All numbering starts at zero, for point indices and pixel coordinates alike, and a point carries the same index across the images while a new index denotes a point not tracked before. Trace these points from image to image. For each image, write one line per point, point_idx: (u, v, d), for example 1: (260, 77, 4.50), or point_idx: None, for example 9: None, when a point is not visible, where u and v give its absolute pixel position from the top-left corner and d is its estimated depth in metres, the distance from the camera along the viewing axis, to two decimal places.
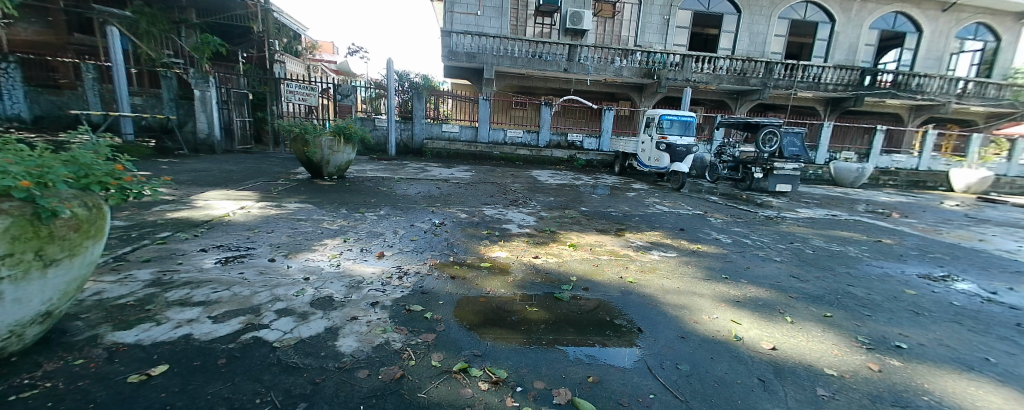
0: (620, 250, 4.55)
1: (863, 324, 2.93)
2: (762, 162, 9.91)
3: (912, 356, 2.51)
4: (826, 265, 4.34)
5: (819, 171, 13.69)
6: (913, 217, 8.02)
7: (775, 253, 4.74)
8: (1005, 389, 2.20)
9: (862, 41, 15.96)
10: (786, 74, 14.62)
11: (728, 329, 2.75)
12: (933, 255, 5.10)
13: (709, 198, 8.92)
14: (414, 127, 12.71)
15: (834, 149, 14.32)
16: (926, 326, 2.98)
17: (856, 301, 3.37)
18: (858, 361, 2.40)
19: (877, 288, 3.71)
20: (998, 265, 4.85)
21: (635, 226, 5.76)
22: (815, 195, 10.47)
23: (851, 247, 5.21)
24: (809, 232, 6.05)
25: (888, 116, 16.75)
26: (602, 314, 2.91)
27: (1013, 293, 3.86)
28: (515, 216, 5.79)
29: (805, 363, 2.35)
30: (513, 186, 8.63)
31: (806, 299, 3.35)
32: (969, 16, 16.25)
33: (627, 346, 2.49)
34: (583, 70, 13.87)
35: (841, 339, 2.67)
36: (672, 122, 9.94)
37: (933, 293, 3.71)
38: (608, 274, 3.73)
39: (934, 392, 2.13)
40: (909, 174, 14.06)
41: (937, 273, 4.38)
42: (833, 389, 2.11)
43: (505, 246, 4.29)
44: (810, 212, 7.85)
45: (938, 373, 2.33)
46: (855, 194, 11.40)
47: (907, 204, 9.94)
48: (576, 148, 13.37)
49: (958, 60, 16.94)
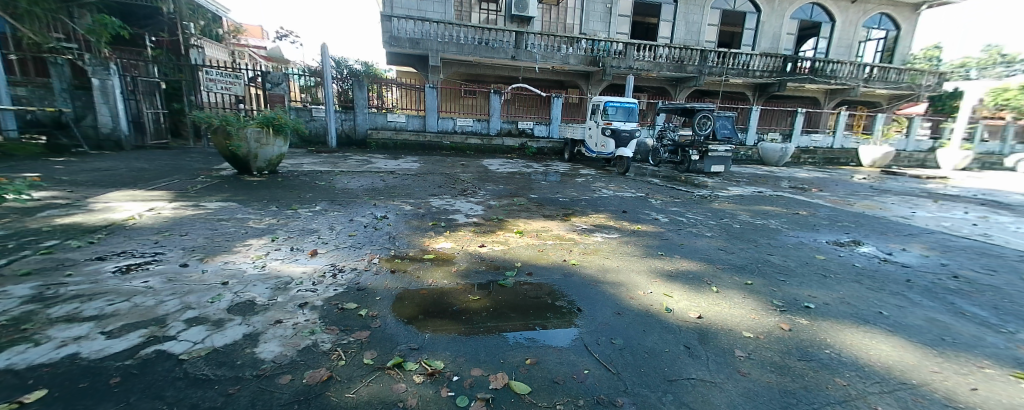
0: (565, 234, 4.64)
1: (779, 289, 3.21)
2: (698, 145, 10.55)
3: (817, 314, 2.79)
4: (750, 238, 4.70)
5: (749, 152, 14.82)
6: (828, 190, 8.88)
7: (706, 229, 5.06)
8: (892, 339, 2.50)
9: (784, 30, 17.31)
10: (719, 61, 15.65)
11: (661, 301, 2.91)
12: (842, 224, 5.69)
13: (653, 180, 9.35)
14: (356, 116, 12.11)
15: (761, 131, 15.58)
16: (832, 287, 3.32)
17: (773, 268, 3.69)
18: (772, 323, 2.61)
19: (792, 255, 4.10)
20: (894, 229, 5.51)
21: (581, 211, 5.92)
22: (745, 174, 11.30)
23: (772, 220, 5.68)
24: (738, 208, 6.51)
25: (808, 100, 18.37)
26: (545, 298, 2.95)
27: (904, 253, 4.42)
28: (463, 206, 5.74)
29: (727, 329, 2.52)
30: (462, 175, 8.53)
31: (731, 269, 3.61)
32: (873, 7, 17.85)
33: (567, 326, 2.54)
34: (530, 58, 13.87)
35: (758, 304, 2.90)
36: (616, 109, 10.24)
37: (839, 257, 4.15)
38: (552, 258, 3.80)
39: (835, 345, 2.37)
40: (825, 152, 15.58)
41: (844, 239, 4.89)
42: (751, 351, 2.27)
43: (450, 237, 4.21)
44: (740, 190, 8.48)
45: (839, 328, 2.60)
46: (780, 172, 12.47)
47: (823, 179, 11.03)
48: (526, 136, 13.44)
49: (865, 47, 18.58)
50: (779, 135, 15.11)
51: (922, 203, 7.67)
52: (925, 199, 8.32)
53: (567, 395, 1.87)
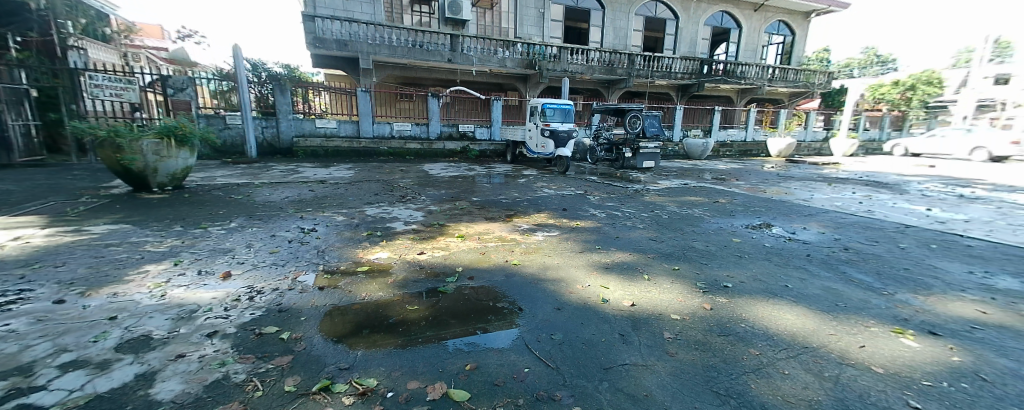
0: (507, 235, 4.64)
1: (702, 272, 3.46)
2: (631, 143, 11.13)
3: (735, 292, 3.04)
4: (678, 227, 5.03)
5: (675, 148, 15.97)
6: (743, 179, 9.80)
7: (639, 221, 5.34)
8: (797, 308, 2.80)
9: (699, 35, 18.89)
10: (645, 64, 16.67)
11: (598, 293, 3.00)
12: (755, 209, 6.29)
13: (591, 178, 9.71)
14: (279, 123, 11.27)
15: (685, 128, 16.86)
16: (748, 266, 3.65)
17: (698, 253, 3.97)
18: (696, 304, 2.81)
19: (714, 240, 4.45)
20: (796, 211, 6.21)
21: (523, 211, 5.97)
22: (674, 168, 12.14)
23: (696, 209, 6.14)
24: (667, 200, 6.96)
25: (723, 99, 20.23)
26: (487, 300, 2.92)
27: (805, 231, 4.99)
28: (401, 213, 5.54)
29: (657, 313, 2.66)
30: (401, 181, 8.25)
31: (661, 258, 3.83)
32: (772, 15, 20.04)
33: (508, 327, 2.53)
34: (467, 61, 13.80)
35: (685, 287, 3.10)
36: (554, 110, 10.53)
37: (753, 239, 4.59)
38: (494, 260, 3.78)
39: (749, 319, 2.60)
40: (739, 145, 17.22)
41: (757, 222, 5.41)
42: (678, 332, 2.42)
43: (387, 246, 4.03)
44: (669, 183, 9.09)
45: (753, 303, 2.86)
46: (702, 164, 13.57)
47: (739, 169, 12.17)
48: (468, 139, 13.33)
49: (767, 51, 20.83)
50: (700, 131, 16.57)
51: (818, 187, 8.74)
52: (821, 183, 9.49)
53: (506, 396, 1.85)
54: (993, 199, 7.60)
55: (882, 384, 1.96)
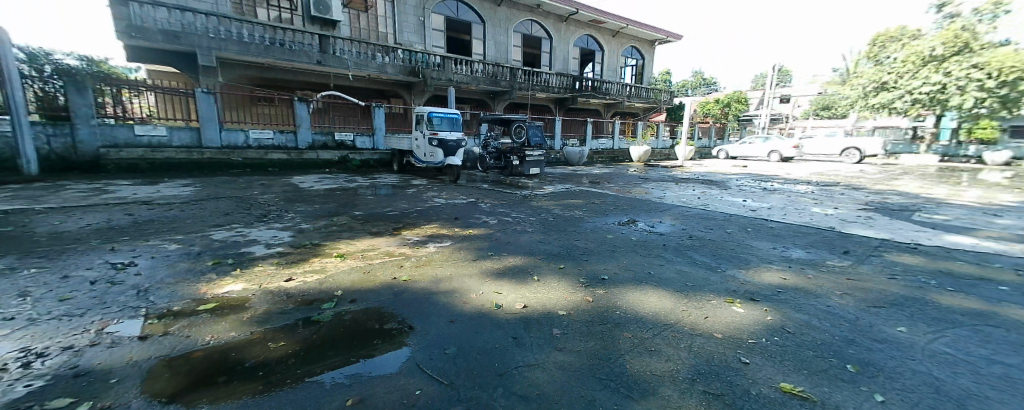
0: (395, 249, 4.35)
1: (584, 267, 3.72)
2: (518, 151, 11.59)
3: (612, 283, 3.33)
4: (562, 228, 5.37)
5: (556, 155, 17.24)
6: (614, 182, 11.03)
7: (527, 225, 5.55)
8: (662, 291, 3.19)
9: (570, 54, 20.83)
10: (525, 78, 17.68)
11: (490, 300, 2.97)
12: (625, 207, 7.10)
13: (481, 186, 9.82)
14: (77, 130, 8.91)
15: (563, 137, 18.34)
16: (621, 258, 4.06)
17: (581, 251, 4.27)
18: (579, 298, 2.98)
19: (592, 238, 4.86)
20: (655, 207, 7.21)
21: (411, 222, 5.70)
22: (556, 174, 13.04)
23: (577, 211, 6.66)
24: (550, 204, 7.38)
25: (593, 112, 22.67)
26: (372, 322, 2.65)
27: (662, 224, 5.79)
28: (262, 234, 4.78)
29: (546, 312, 2.73)
30: (263, 198, 7.17)
31: (547, 258, 4.00)
32: (627, 41, 23.17)
33: (397, 348, 2.33)
34: (341, 64, 12.75)
35: (570, 284, 3.28)
36: (441, 119, 10.37)
37: (623, 233, 5.15)
38: (380, 277, 3.48)
39: (625, 305, 2.86)
40: (608, 152, 19.40)
41: (627, 219, 6.10)
42: (564, 327, 2.51)
43: (244, 276, 3.40)
44: (552, 188, 9.70)
45: (627, 290, 3.16)
46: (580, 170, 14.89)
47: (610, 174, 13.67)
48: (347, 148, 12.36)
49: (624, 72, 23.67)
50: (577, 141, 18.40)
51: (670, 186, 10.30)
52: (673, 183, 11.20)
53: None
54: (784, 190, 9.92)
55: (724, 347, 2.32)
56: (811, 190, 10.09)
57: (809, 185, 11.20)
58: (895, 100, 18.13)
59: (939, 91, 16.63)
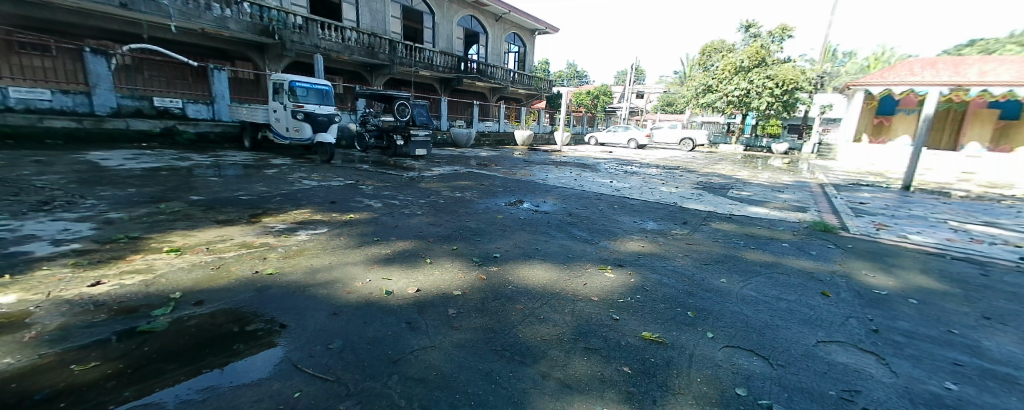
0: (255, 240, 3.72)
1: (476, 248, 3.71)
2: (401, 130, 10.93)
3: (503, 261, 3.40)
4: (452, 210, 5.27)
5: (443, 136, 16.92)
6: (501, 165, 11.30)
7: (416, 208, 5.30)
8: (549, 265, 3.39)
9: (454, 34, 20.35)
10: (407, 53, 16.69)
11: (379, 286, 2.77)
12: (512, 189, 7.34)
13: (360, 167, 9.05)
14: None
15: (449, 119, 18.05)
16: (511, 236, 4.17)
17: (472, 232, 4.26)
18: (473, 277, 2.98)
19: (483, 219, 4.89)
20: (540, 188, 7.62)
21: (276, 208, 4.95)
22: (443, 156, 12.77)
23: (467, 193, 6.63)
24: (437, 185, 7.20)
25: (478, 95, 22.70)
26: (229, 325, 2.22)
27: (547, 204, 6.16)
28: (48, 228, 3.60)
29: (441, 294, 2.66)
30: (49, 181, 5.40)
31: (438, 241, 3.90)
32: (510, 27, 23.63)
33: (267, 350, 2.01)
34: (160, 11, 10.00)
35: (462, 265, 3.25)
36: (307, 90, 9.20)
37: (512, 213, 5.30)
38: (237, 273, 2.94)
39: (516, 281, 2.96)
40: (494, 135, 19.78)
41: (515, 200, 6.31)
42: (459, 305, 2.50)
43: (19, 285, 2.51)
44: (440, 170, 9.46)
45: (517, 267, 3.27)
46: (467, 152, 14.87)
47: (496, 156, 13.95)
48: (173, 117, 10.14)
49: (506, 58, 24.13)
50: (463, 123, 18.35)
51: (552, 169, 11.01)
52: (554, 166, 11.99)
53: None
54: (643, 173, 11.49)
55: (601, 308, 2.60)
56: (662, 172, 11.89)
57: (661, 168, 13.18)
58: (715, 100, 22.41)
59: (743, 95, 21.11)
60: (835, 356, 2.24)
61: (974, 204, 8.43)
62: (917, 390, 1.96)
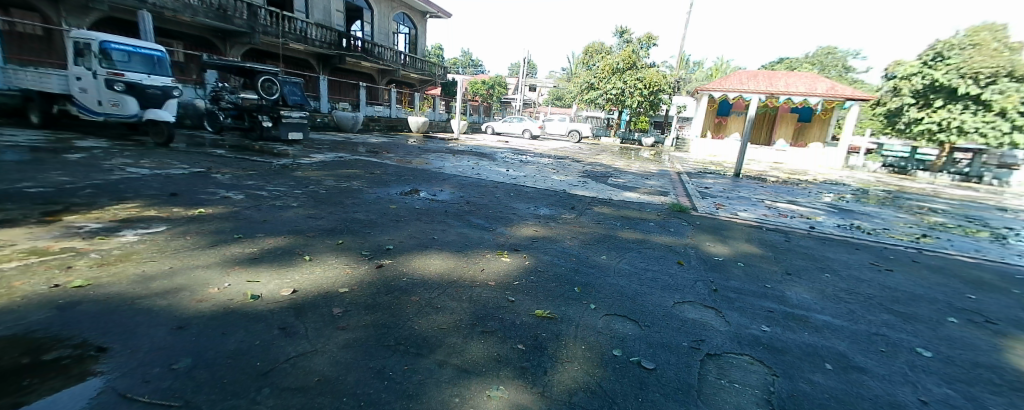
0: (52, 245, 2.84)
1: (364, 240, 3.38)
2: (268, 110, 9.47)
3: (396, 252, 3.17)
4: (336, 201, 4.78)
5: (325, 119, 15.39)
6: (393, 152, 10.71)
7: (292, 199, 4.66)
8: (445, 253, 3.28)
9: (332, 6, 18.02)
10: (272, 21, 14.57)
11: (242, 291, 2.31)
12: (405, 177, 7.00)
13: (215, 152, 7.66)
14: None
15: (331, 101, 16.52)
16: (403, 226, 3.94)
17: (360, 224, 3.88)
18: (361, 271, 2.70)
19: (372, 210, 4.53)
20: (435, 177, 7.42)
21: (88, 204, 3.87)
22: (326, 141, 11.57)
23: (353, 182, 6.10)
24: (319, 174, 6.49)
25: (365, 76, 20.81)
26: (11, 356, 1.63)
27: (443, 192, 6.02)
28: None
29: (323, 292, 2.34)
30: None
31: (320, 234, 3.45)
32: (397, 6, 21.90)
33: (79, 381, 1.54)
34: None
35: (349, 258, 2.92)
36: (128, 54, 7.41)
37: (405, 203, 5.04)
38: (25, 289, 2.19)
39: (410, 272, 2.78)
40: (385, 120, 18.65)
41: (409, 189, 6.02)
42: (345, 303, 2.23)
43: None
44: (321, 157, 8.52)
45: (411, 257, 3.08)
46: (354, 138, 13.74)
47: (388, 143, 13.18)
48: None
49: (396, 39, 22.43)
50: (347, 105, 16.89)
51: (448, 157, 10.84)
52: (450, 154, 11.82)
53: None
54: (536, 162, 12.04)
55: (495, 292, 2.62)
56: (552, 161, 12.65)
57: (552, 157, 14.01)
58: (596, 97, 24.56)
59: (619, 94, 23.54)
60: (688, 313, 2.65)
61: (781, 187, 10.77)
62: (744, 334, 2.43)
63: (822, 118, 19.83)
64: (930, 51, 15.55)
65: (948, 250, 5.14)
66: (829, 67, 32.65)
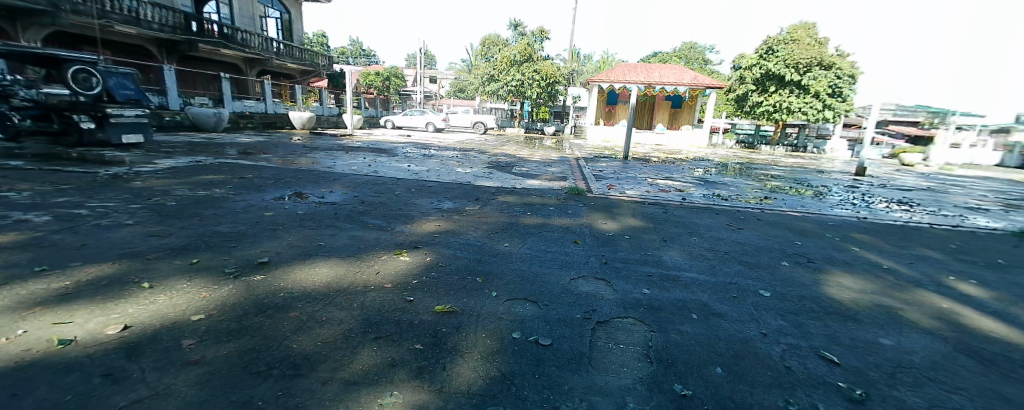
0: None
1: (229, 256, 2.87)
2: (88, 108, 7.73)
3: (272, 265, 2.76)
4: (190, 213, 4.00)
5: (177, 117, 13.15)
6: (271, 153, 9.50)
7: (126, 216, 3.76)
8: (332, 261, 2.96)
9: None
10: None
11: (44, 338, 1.73)
12: (285, 180, 6.23)
13: (6, 164, 5.92)
14: None
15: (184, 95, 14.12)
16: (280, 236, 3.47)
17: (223, 238, 3.29)
18: (224, 292, 2.28)
19: (241, 219, 3.89)
20: (323, 177, 6.77)
21: None
22: (180, 144, 9.78)
23: (216, 190, 5.22)
24: (172, 183, 5.44)
25: (228, 66, 17.54)
26: None
27: (332, 194, 5.51)
28: None
29: (170, 323, 1.90)
30: None
31: (169, 253, 2.84)
32: None
33: None
34: None
35: (207, 279, 2.44)
36: None
37: (284, 209, 4.47)
38: None
39: (289, 286, 2.44)
40: (260, 117, 16.51)
41: (288, 193, 5.36)
42: (200, 331, 1.86)
43: None
44: (172, 162, 7.13)
45: (290, 270, 2.71)
46: (220, 138, 11.89)
47: (265, 143, 11.66)
48: None
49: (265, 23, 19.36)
50: (207, 100, 14.64)
51: (340, 155, 10.00)
52: (342, 152, 10.92)
53: None
54: (439, 156, 11.77)
55: (390, 295, 2.45)
56: (456, 154, 12.51)
57: (455, 150, 13.86)
58: (498, 89, 24.92)
59: (518, 86, 24.17)
60: (581, 288, 2.82)
61: (661, 166, 12.14)
62: (629, 299, 2.66)
63: (690, 104, 23.00)
64: (764, 45, 18.86)
65: (783, 208, 6.30)
66: (692, 59, 37.70)
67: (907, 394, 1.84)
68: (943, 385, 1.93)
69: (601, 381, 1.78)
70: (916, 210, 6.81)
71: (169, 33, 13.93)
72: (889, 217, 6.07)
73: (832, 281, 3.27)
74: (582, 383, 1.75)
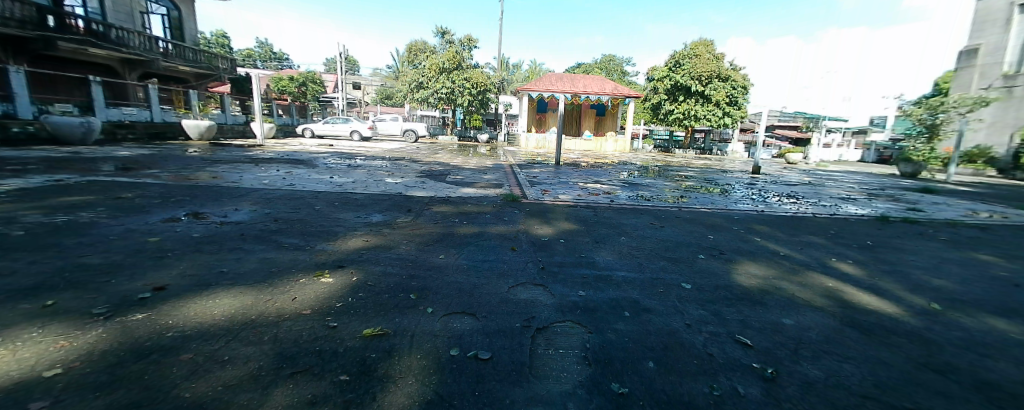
0: None
1: (98, 294, 2.39)
2: None
3: (157, 301, 2.35)
4: (44, 243, 3.31)
5: (30, 128, 11.00)
6: (158, 168, 8.29)
7: None
8: (237, 289, 2.61)
9: None
10: None
11: None
12: (175, 199, 5.45)
13: None
14: None
15: (39, 102, 11.90)
16: (170, 264, 2.99)
17: (89, 271, 2.74)
18: (88, 339, 1.88)
19: (116, 248, 3.30)
20: (225, 194, 6.04)
21: None
22: (33, 160, 8.14)
23: (82, 214, 4.41)
24: (17, 208, 4.46)
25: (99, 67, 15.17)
26: None
27: (238, 212, 4.95)
28: None
29: (9, 387, 1.52)
30: None
31: (11, 296, 2.29)
32: None
33: None
34: None
35: (66, 324, 2.00)
36: None
37: (175, 233, 3.90)
38: None
39: (178, 324, 2.08)
40: (145, 127, 14.39)
41: (180, 214, 4.69)
42: (56, 391, 1.51)
43: None
44: (18, 182, 5.87)
45: (182, 304, 2.33)
46: (90, 152, 10.11)
47: (151, 156, 10.16)
48: None
49: (148, 20, 16.92)
50: (72, 108, 12.60)
51: (247, 168, 9.04)
52: (250, 164, 9.90)
53: None
54: (365, 166, 11.19)
55: (309, 322, 2.22)
56: (384, 164, 11.97)
57: (382, 159, 13.28)
58: (428, 97, 24.42)
59: (449, 93, 23.92)
60: (520, 295, 2.81)
61: (590, 171, 12.72)
62: (566, 303, 2.70)
63: (612, 113, 24.49)
64: (672, 59, 20.74)
65: (697, 206, 6.91)
66: (612, 71, 40.25)
67: (807, 367, 2.07)
68: (836, 355, 2.20)
69: (541, 389, 1.76)
70: (802, 202, 7.88)
71: (19, 28, 11.67)
72: (782, 209, 6.96)
73: (741, 269, 3.64)
74: (522, 395, 1.72)
